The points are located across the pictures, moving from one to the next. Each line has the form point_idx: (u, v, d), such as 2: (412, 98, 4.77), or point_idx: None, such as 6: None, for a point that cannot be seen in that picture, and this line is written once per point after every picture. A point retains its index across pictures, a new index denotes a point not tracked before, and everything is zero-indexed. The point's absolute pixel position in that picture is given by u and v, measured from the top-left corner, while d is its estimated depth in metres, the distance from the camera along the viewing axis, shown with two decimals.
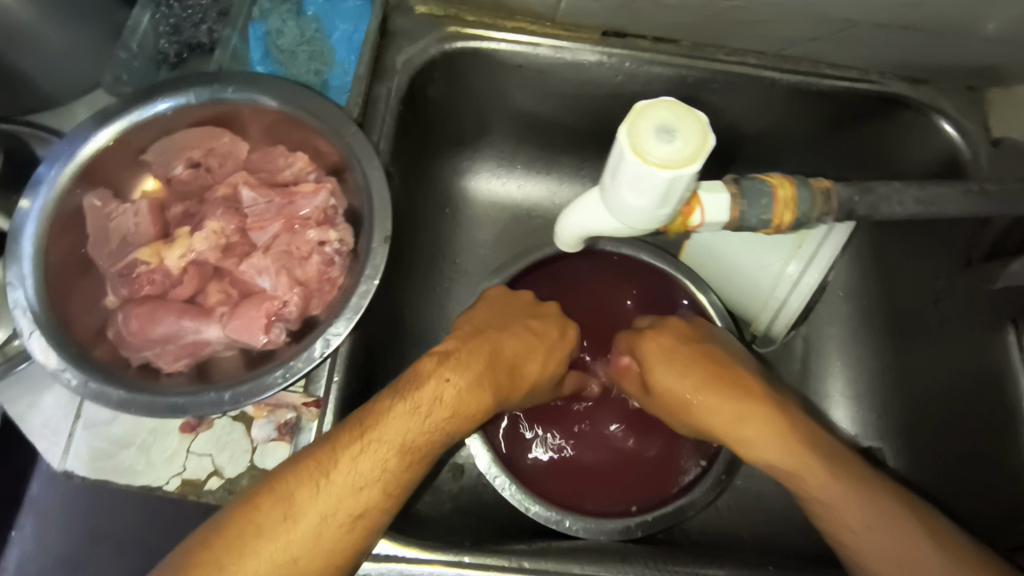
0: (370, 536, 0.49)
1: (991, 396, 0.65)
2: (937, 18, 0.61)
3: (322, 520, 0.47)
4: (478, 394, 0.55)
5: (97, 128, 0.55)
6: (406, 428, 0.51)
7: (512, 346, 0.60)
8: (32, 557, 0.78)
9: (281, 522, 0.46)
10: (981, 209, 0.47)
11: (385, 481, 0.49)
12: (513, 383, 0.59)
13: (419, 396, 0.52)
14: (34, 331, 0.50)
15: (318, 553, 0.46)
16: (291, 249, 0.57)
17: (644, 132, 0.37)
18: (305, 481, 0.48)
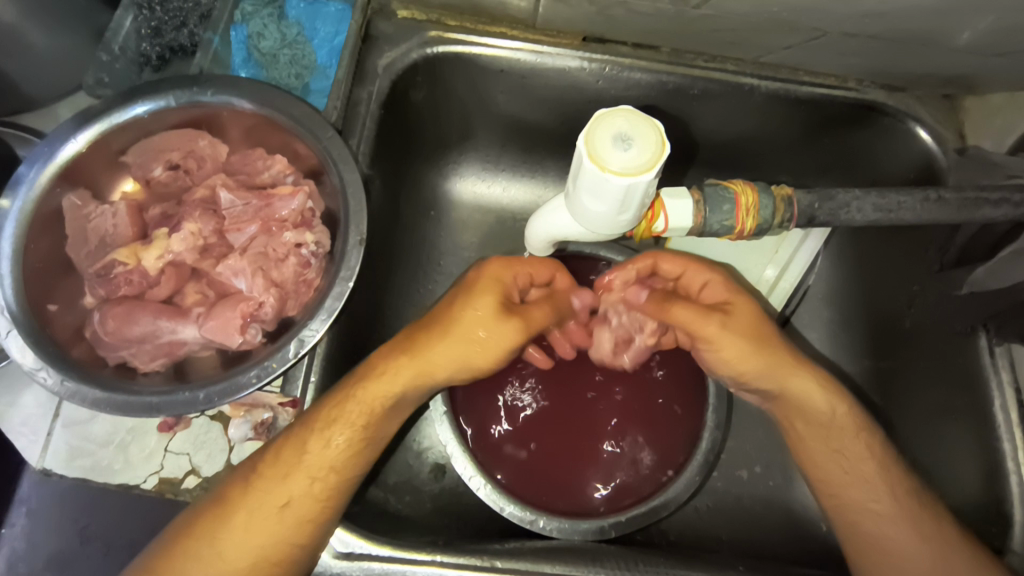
0: (307, 525, 0.51)
1: (962, 399, 0.66)
2: (905, 29, 0.61)
3: (253, 515, 0.51)
4: (396, 374, 0.54)
5: (76, 130, 0.56)
6: (325, 417, 0.53)
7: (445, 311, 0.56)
8: (21, 555, 0.74)
9: (216, 521, 0.51)
10: (941, 216, 0.48)
11: (311, 469, 0.52)
12: (439, 347, 0.54)
13: (353, 387, 0.54)
14: (10, 331, 0.51)
15: (253, 546, 0.50)
16: (268, 251, 0.58)
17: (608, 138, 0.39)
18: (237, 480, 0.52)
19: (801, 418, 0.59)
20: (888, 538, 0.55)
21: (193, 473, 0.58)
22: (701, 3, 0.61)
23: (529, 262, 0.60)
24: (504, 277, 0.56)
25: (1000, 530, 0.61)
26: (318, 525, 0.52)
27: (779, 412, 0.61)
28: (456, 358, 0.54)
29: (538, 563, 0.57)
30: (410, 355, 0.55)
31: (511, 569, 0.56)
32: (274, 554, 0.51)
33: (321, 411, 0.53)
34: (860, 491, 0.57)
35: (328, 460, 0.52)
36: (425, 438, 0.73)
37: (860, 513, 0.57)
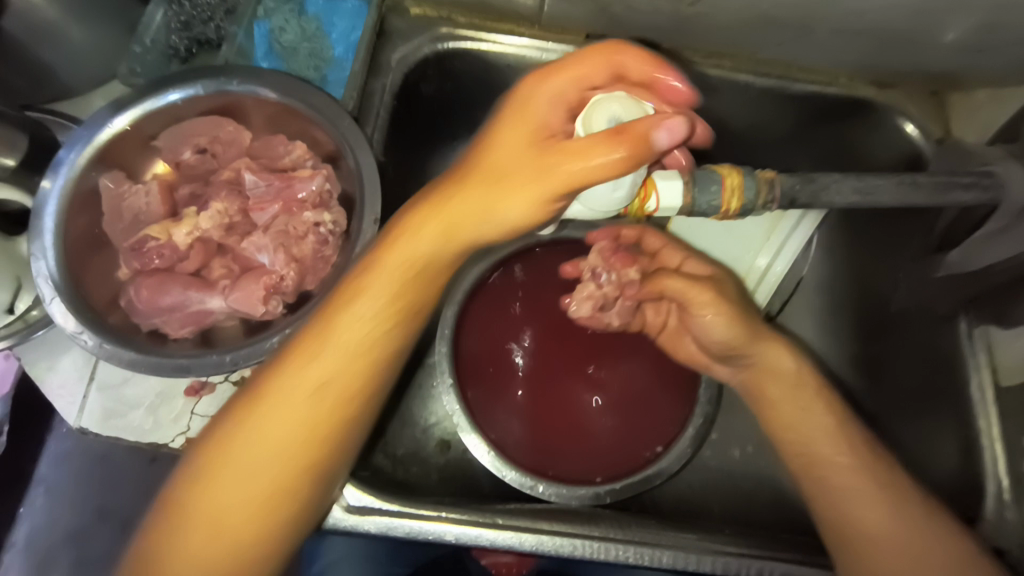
0: (344, 426, 0.53)
1: (941, 380, 0.70)
2: (887, 27, 0.65)
3: (281, 427, 0.51)
4: (414, 260, 0.51)
5: (113, 115, 0.61)
6: (349, 315, 0.52)
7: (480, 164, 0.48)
8: (41, 530, 0.94)
9: (243, 440, 0.51)
10: (914, 199, 0.52)
11: (325, 376, 0.52)
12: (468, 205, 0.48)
13: (364, 288, 0.52)
14: (55, 297, 0.55)
15: (277, 460, 0.51)
16: (289, 229, 0.62)
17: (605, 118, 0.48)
18: (261, 392, 0.52)
19: (779, 382, 0.64)
20: (847, 488, 0.59)
21: None
22: (696, 0, 0.65)
23: (583, 60, 0.48)
24: (561, 92, 0.48)
25: (976, 500, 0.65)
26: (349, 424, 0.53)
27: (751, 383, 0.67)
28: (492, 223, 0.48)
29: (535, 520, 0.61)
30: (427, 226, 0.50)
31: (510, 526, 0.60)
32: (299, 466, 0.51)
33: (330, 334, 0.52)
34: (829, 450, 0.61)
35: (344, 377, 0.52)
36: (430, 415, 0.77)
37: (828, 468, 0.60)
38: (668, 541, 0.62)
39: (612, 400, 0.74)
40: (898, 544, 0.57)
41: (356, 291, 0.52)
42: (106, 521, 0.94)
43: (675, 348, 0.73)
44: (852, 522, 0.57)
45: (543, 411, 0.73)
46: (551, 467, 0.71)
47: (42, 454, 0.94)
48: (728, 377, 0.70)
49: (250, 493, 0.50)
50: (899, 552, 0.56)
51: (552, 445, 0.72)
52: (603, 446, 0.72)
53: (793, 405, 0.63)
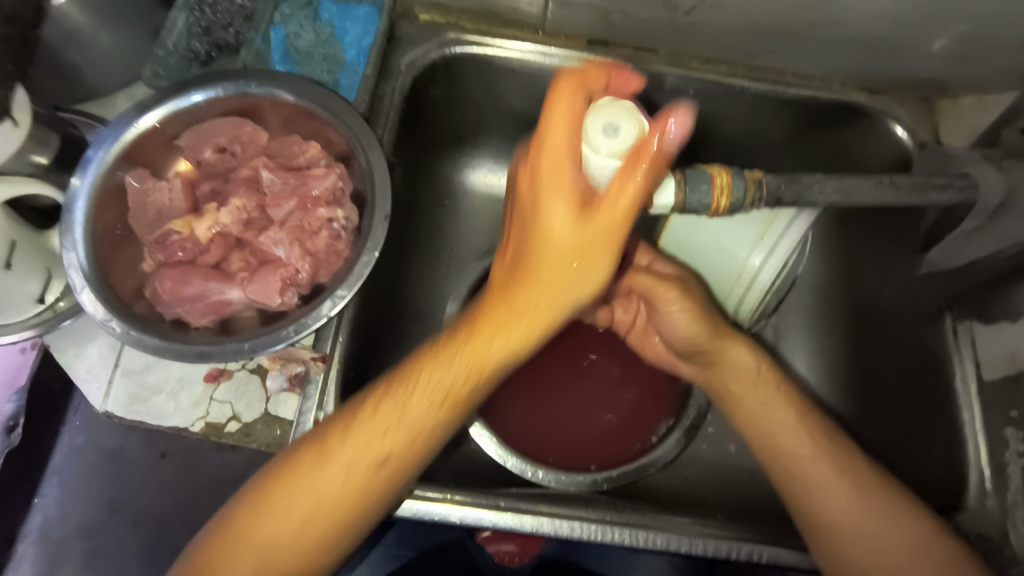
0: (407, 468, 0.54)
1: (925, 374, 0.73)
2: (874, 36, 0.68)
3: (353, 467, 0.53)
4: (498, 344, 0.51)
5: (138, 115, 0.64)
6: (434, 380, 0.53)
7: (546, 222, 0.50)
8: (54, 521, 0.98)
9: (317, 473, 0.53)
10: (894, 198, 0.55)
11: (384, 446, 0.53)
12: (545, 280, 0.50)
13: (434, 368, 0.53)
14: (84, 287, 0.59)
15: (340, 494, 0.53)
16: (304, 224, 0.66)
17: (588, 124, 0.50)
18: (343, 434, 0.54)
19: (742, 377, 0.68)
20: (811, 478, 0.61)
21: (234, 419, 0.66)
22: (690, 9, 0.69)
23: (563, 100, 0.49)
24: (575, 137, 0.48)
25: (958, 491, 0.68)
26: (411, 469, 0.55)
27: (714, 379, 0.70)
28: (569, 284, 0.50)
29: (536, 503, 0.64)
30: (511, 310, 0.51)
31: (511, 508, 0.63)
32: (360, 500, 0.53)
33: (398, 407, 0.53)
34: (798, 445, 0.63)
35: (398, 449, 0.53)
36: None
37: (796, 462, 0.63)
38: (662, 524, 0.65)
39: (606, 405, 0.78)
40: (878, 527, 0.60)
41: (444, 359, 0.52)
42: (118, 513, 0.98)
43: (643, 345, 0.78)
44: (821, 510, 0.60)
45: (547, 406, 0.77)
46: (554, 454, 0.75)
47: (57, 447, 0.98)
48: (694, 375, 0.74)
49: (289, 547, 0.52)
50: (860, 538, 0.59)
51: (556, 433, 0.76)
52: (601, 437, 0.76)
53: (758, 400, 0.66)
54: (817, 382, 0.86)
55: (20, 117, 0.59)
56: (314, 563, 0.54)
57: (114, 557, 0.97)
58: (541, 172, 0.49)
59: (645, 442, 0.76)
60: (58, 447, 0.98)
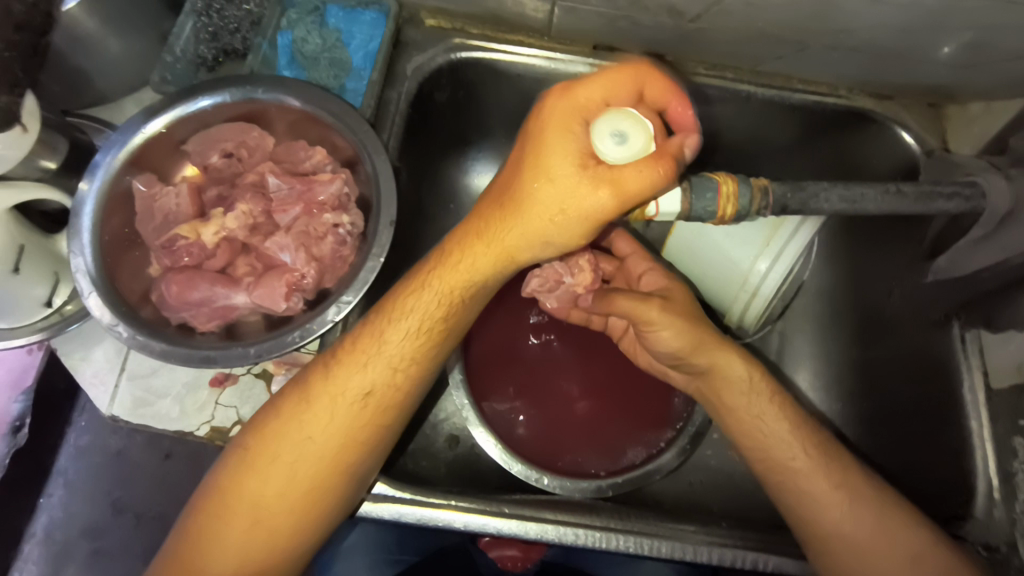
0: (383, 414, 0.58)
1: (931, 383, 0.73)
2: (880, 44, 0.68)
3: (328, 418, 0.56)
4: (470, 273, 0.53)
5: (145, 121, 0.65)
6: (394, 329, 0.56)
7: (518, 186, 0.48)
8: (58, 521, 0.98)
9: (292, 429, 0.56)
10: (900, 207, 0.55)
11: (334, 429, 0.56)
12: (511, 230, 0.49)
13: (371, 355, 0.57)
14: (91, 291, 0.59)
15: (317, 445, 0.56)
16: (309, 230, 0.66)
17: (587, 140, 0.47)
18: (312, 387, 0.57)
19: (738, 391, 0.65)
20: (810, 489, 0.62)
21: (239, 424, 0.66)
22: (696, 17, 0.68)
23: (608, 79, 0.47)
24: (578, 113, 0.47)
25: (965, 500, 0.68)
26: (384, 419, 0.58)
27: (712, 392, 0.68)
28: (542, 234, 0.48)
29: (541, 510, 0.64)
30: (485, 242, 0.51)
31: (516, 515, 0.63)
32: (341, 452, 0.57)
33: (343, 393, 0.57)
34: (797, 455, 0.63)
35: (347, 434, 0.57)
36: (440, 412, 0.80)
37: (796, 471, 0.63)
38: (667, 532, 0.65)
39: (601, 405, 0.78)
40: (880, 536, 0.60)
41: (401, 308, 0.56)
42: (122, 514, 0.98)
43: (635, 354, 0.77)
44: (818, 523, 0.61)
45: (546, 400, 0.78)
46: (561, 459, 0.75)
47: (62, 448, 0.98)
48: (684, 383, 0.72)
49: (250, 541, 0.55)
50: (853, 548, 0.60)
51: (560, 436, 0.76)
52: (605, 442, 0.76)
53: (756, 407, 0.65)
54: (822, 388, 0.86)
55: (28, 123, 0.58)
56: (305, 519, 0.57)
57: (117, 557, 0.98)
58: (547, 125, 0.47)
59: (647, 452, 0.75)
60: (63, 448, 0.98)
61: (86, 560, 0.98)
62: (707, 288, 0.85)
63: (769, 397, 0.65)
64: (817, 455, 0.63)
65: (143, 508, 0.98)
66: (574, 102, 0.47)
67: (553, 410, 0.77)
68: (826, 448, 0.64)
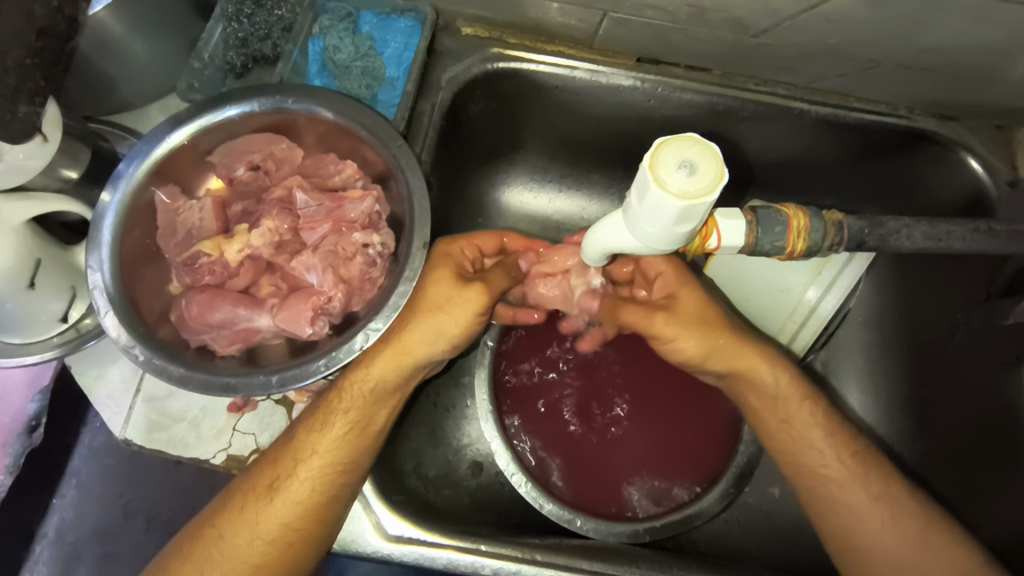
0: (298, 519, 0.56)
1: (1000, 432, 0.67)
2: (960, 63, 0.63)
3: (243, 517, 0.56)
4: (372, 374, 0.58)
5: (170, 130, 0.61)
6: (306, 427, 0.58)
7: (414, 302, 0.59)
8: (70, 522, 0.95)
9: (209, 528, 0.57)
10: (991, 247, 0.51)
11: (254, 535, 0.56)
12: (417, 329, 0.58)
13: (288, 456, 0.57)
14: (109, 310, 0.56)
15: (229, 545, 0.56)
16: (338, 250, 0.62)
17: (653, 181, 0.40)
18: (236, 484, 0.58)
19: (803, 431, 0.60)
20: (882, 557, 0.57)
21: (258, 452, 0.63)
22: (761, 32, 0.64)
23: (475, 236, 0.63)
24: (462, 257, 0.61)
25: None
26: (302, 522, 0.56)
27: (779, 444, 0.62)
28: (435, 328, 0.58)
29: (576, 559, 0.60)
30: (388, 343, 0.58)
31: (550, 563, 0.59)
32: (255, 555, 0.56)
33: (258, 492, 0.57)
34: (853, 499, 0.59)
35: (269, 537, 0.56)
36: (466, 436, 0.76)
37: (847, 515, 0.59)
38: None
39: (644, 449, 0.73)
40: None
41: (321, 412, 0.58)
42: (133, 518, 0.94)
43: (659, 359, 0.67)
44: None
45: (581, 441, 0.73)
46: (600, 501, 0.70)
47: (76, 448, 0.95)
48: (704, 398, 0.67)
49: None
50: None
51: (589, 470, 0.72)
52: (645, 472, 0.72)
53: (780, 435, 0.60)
54: (869, 426, 0.79)
55: (48, 133, 0.55)
56: None
57: (125, 563, 0.94)
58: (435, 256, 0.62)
59: (685, 492, 0.71)
60: (77, 447, 0.95)
61: (97, 562, 0.95)
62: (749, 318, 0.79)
63: (820, 442, 0.60)
64: (875, 509, 0.58)
65: (154, 512, 0.95)
66: (450, 253, 0.61)
67: (587, 453, 0.72)
68: (885, 505, 0.59)
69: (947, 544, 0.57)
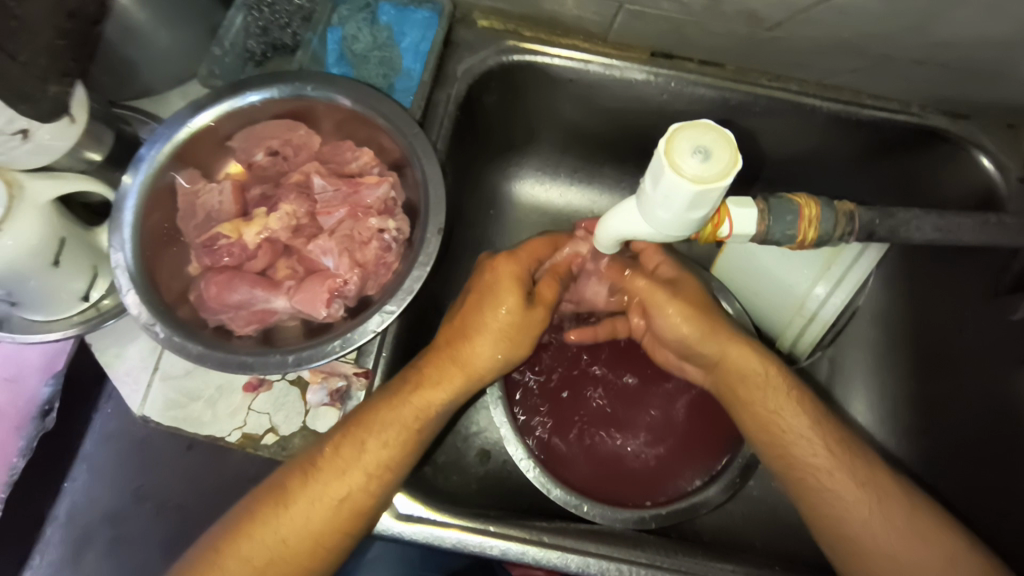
0: (359, 522, 0.57)
1: (1002, 425, 0.68)
2: (973, 59, 0.64)
3: (305, 521, 0.55)
4: (437, 388, 0.59)
5: (192, 115, 0.63)
6: (372, 437, 0.57)
7: (485, 320, 0.59)
8: (82, 505, 0.95)
9: (263, 531, 0.55)
10: (1000, 239, 0.52)
11: (314, 536, 0.56)
12: (487, 349, 0.59)
13: (350, 465, 0.56)
14: (130, 288, 0.57)
15: (286, 542, 0.55)
16: (354, 234, 0.63)
17: (667, 165, 0.41)
18: (290, 487, 0.56)
19: (808, 419, 0.61)
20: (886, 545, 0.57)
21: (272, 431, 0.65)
22: (774, 25, 0.65)
23: (531, 246, 0.63)
24: (520, 273, 0.60)
25: None
26: (361, 525, 0.57)
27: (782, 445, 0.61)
28: (505, 351, 0.60)
29: (582, 542, 0.61)
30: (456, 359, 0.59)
31: (557, 545, 0.60)
32: (313, 554, 0.56)
33: (317, 495, 0.56)
34: (864, 491, 0.58)
35: (326, 537, 0.56)
36: (474, 424, 0.77)
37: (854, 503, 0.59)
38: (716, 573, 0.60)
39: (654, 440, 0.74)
40: None
41: (381, 421, 0.57)
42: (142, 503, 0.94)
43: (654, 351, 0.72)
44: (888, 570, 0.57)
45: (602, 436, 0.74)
46: (614, 492, 0.71)
47: (88, 433, 0.95)
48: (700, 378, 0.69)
49: None
50: None
51: (605, 460, 0.73)
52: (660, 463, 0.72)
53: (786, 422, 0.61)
54: (876, 422, 0.80)
55: (76, 114, 0.57)
56: None
57: (136, 548, 0.94)
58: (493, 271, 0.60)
59: (691, 483, 0.72)
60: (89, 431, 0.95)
61: (108, 546, 0.95)
62: (757, 312, 0.80)
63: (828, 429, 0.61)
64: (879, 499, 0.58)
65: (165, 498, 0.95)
66: (518, 274, 0.60)
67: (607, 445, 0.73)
68: (893, 495, 0.59)
69: (954, 536, 0.57)
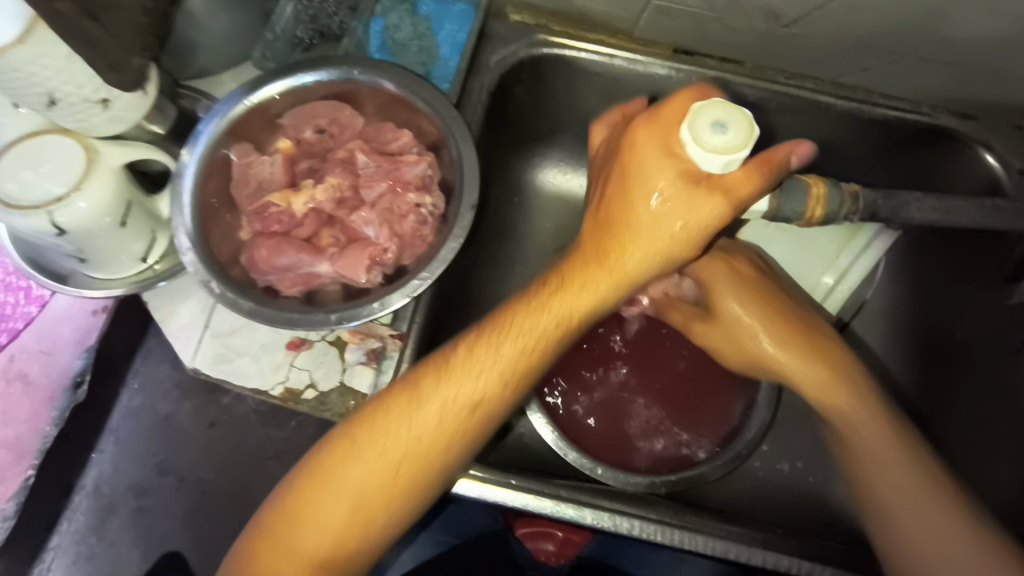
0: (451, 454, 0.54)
1: (999, 408, 0.71)
2: (979, 58, 0.67)
3: (383, 454, 0.53)
4: (585, 292, 0.54)
5: (246, 93, 0.68)
6: (466, 367, 0.54)
7: (634, 223, 0.52)
8: (107, 477, 0.94)
9: (339, 468, 0.53)
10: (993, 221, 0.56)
11: (395, 470, 0.53)
12: (637, 248, 0.52)
13: (432, 399, 0.54)
14: (189, 248, 0.63)
15: (365, 485, 0.53)
16: (393, 208, 0.68)
17: (690, 137, 0.47)
18: (372, 419, 0.54)
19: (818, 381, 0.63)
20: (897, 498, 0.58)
21: (312, 386, 0.70)
22: (792, 22, 0.69)
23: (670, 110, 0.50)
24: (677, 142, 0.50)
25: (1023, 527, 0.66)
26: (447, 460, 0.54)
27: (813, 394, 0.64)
28: (666, 247, 0.52)
29: (597, 497, 0.65)
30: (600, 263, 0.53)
31: (572, 500, 0.64)
32: (392, 491, 0.53)
33: (395, 428, 0.53)
34: (874, 449, 0.60)
35: (404, 475, 0.53)
36: None
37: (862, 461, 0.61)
38: (721, 531, 0.65)
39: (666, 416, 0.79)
40: None
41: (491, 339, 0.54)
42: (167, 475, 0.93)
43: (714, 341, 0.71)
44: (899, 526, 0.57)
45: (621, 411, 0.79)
46: (623, 458, 0.76)
47: (116, 407, 0.95)
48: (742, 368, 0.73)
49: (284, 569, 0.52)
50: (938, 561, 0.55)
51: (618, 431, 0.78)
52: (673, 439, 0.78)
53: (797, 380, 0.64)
54: None
55: (149, 87, 0.63)
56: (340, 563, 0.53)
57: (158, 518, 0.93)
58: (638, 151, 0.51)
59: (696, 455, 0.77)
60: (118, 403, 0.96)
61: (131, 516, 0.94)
62: None
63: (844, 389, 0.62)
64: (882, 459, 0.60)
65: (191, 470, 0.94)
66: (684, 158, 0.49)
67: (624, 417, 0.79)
68: None
69: None
